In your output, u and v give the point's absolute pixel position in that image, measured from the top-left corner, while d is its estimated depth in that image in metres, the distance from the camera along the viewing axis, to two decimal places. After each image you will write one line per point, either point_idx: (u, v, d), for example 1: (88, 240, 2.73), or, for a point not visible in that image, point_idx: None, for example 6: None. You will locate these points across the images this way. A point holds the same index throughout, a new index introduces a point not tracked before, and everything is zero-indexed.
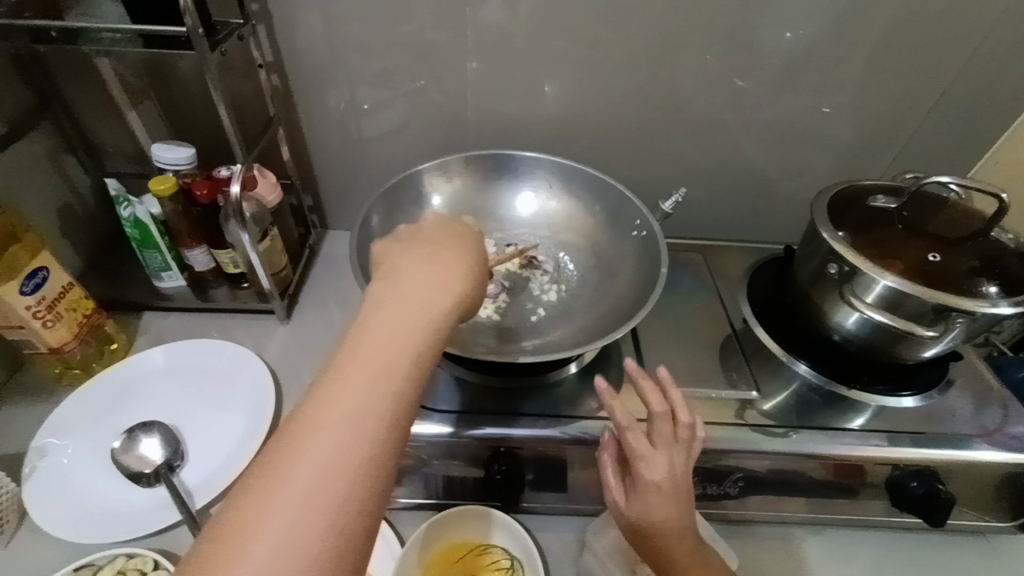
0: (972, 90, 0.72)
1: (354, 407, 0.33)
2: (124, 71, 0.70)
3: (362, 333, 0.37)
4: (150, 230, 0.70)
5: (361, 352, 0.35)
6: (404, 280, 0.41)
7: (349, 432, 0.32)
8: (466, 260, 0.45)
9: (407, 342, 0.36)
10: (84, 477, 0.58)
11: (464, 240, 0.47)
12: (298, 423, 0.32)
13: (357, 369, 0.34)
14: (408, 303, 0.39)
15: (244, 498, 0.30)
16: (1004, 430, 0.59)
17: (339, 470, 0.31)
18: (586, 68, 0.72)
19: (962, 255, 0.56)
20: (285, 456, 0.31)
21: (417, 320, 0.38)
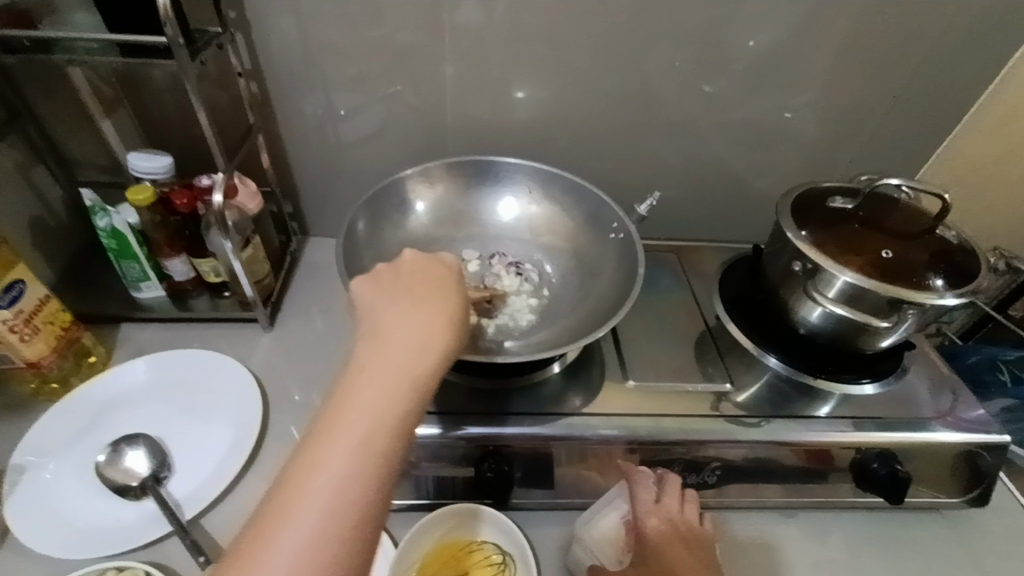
0: (917, 91, 0.78)
1: (340, 470, 0.36)
2: (96, 81, 0.70)
3: (348, 393, 0.40)
4: (129, 241, 0.70)
5: (348, 414, 0.38)
6: (389, 335, 0.43)
7: (336, 496, 0.35)
8: (448, 308, 0.46)
9: (390, 402, 0.39)
10: (67, 492, 0.58)
11: (447, 282, 0.49)
12: (290, 486, 0.36)
13: (343, 433, 0.37)
14: (393, 361, 0.41)
15: (242, 554, 0.34)
16: (956, 412, 0.64)
17: (328, 532, 0.34)
18: (561, 74, 0.74)
19: (913, 251, 0.60)
20: (279, 517, 0.35)
21: (398, 381, 0.40)
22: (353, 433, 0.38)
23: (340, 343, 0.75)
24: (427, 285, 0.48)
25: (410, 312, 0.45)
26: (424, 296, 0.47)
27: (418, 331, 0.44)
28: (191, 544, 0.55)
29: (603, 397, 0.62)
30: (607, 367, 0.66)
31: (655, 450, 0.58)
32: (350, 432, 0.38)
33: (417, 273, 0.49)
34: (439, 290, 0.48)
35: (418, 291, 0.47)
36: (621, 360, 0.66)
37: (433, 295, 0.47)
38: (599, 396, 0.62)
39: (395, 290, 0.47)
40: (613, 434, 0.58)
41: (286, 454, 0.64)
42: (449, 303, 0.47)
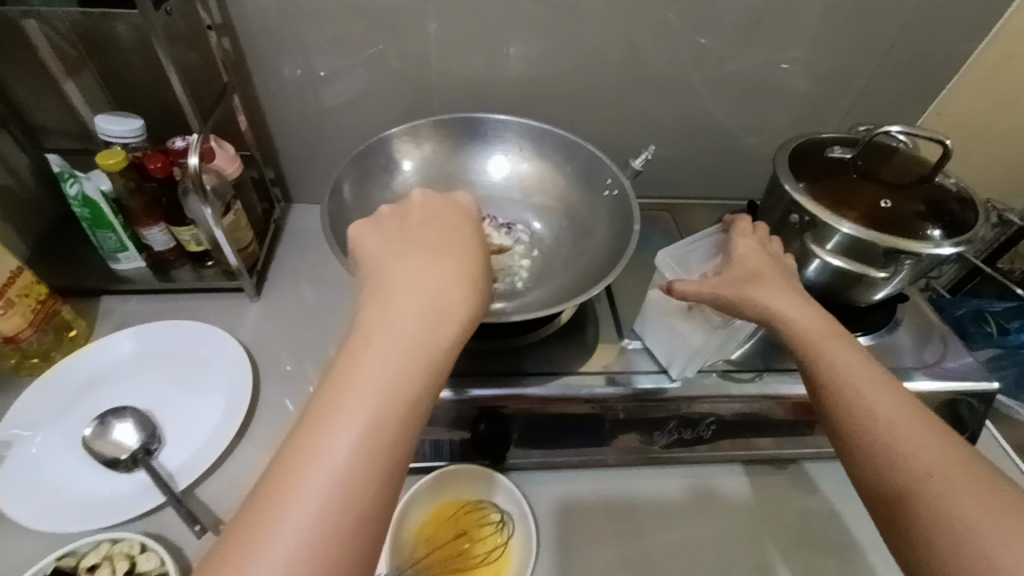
0: (915, 43, 0.76)
1: (352, 434, 0.34)
2: (57, 39, 0.65)
3: (360, 354, 0.37)
4: (103, 210, 0.66)
5: (357, 380, 0.36)
6: (401, 293, 0.40)
7: (350, 462, 0.33)
8: (463, 267, 0.43)
9: (405, 364, 0.37)
10: (56, 466, 0.57)
11: (461, 237, 0.46)
12: (298, 451, 0.34)
13: (355, 396, 0.35)
14: (407, 321, 0.39)
15: (246, 524, 0.32)
16: (944, 361, 0.65)
17: (341, 499, 0.32)
18: (550, 27, 0.71)
19: (909, 201, 0.59)
20: (287, 484, 0.33)
21: (411, 346, 0.38)
22: (366, 394, 0.35)
23: (329, 311, 0.74)
24: (441, 240, 0.45)
25: (423, 267, 0.42)
26: (437, 252, 0.44)
27: (433, 289, 0.41)
28: (187, 514, 0.54)
29: (598, 357, 0.62)
30: (602, 327, 0.65)
31: (651, 408, 0.59)
32: (362, 394, 0.35)
33: (428, 228, 0.46)
34: (453, 246, 0.45)
35: (430, 244, 0.44)
36: (616, 321, 0.66)
37: (447, 251, 0.44)
38: (594, 355, 0.62)
39: (406, 244, 0.44)
40: (610, 392, 0.58)
41: (281, 422, 0.63)
42: (464, 259, 0.44)
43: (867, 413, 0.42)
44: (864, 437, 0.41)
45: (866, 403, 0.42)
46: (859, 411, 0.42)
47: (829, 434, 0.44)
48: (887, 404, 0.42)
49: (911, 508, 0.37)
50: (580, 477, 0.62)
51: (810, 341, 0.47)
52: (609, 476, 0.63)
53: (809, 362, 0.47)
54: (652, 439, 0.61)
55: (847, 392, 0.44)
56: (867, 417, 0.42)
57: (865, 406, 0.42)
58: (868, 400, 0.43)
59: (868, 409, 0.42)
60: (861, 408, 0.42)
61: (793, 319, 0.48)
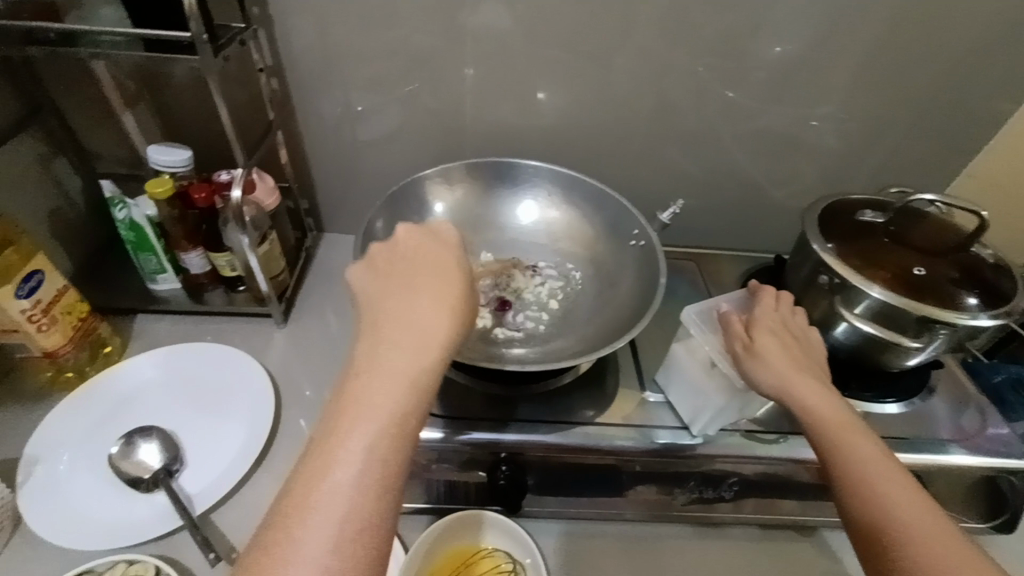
0: (947, 104, 0.76)
1: (356, 465, 0.35)
2: (118, 74, 0.69)
3: (359, 385, 0.39)
4: (147, 234, 0.70)
5: (359, 406, 0.37)
6: (392, 325, 0.42)
7: (356, 490, 0.35)
8: (444, 284, 0.44)
9: (399, 393, 0.38)
10: (80, 485, 0.58)
11: (446, 260, 0.46)
12: (306, 482, 0.35)
13: (356, 427, 0.37)
14: (399, 350, 0.40)
15: (262, 554, 0.33)
16: (982, 434, 0.62)
17: (352, 519, 0.34)
18: (582, 78, 0.73)
19: (941, 267, 0.58)
20: (299, 514, 0.34)
21: (401, 367, 0.39)
22: (366, 424, 0.37)
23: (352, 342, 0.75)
24: (429, 265, 0.46)
25: (410, 294, 0.43)
26: (424, 280, 0.45)
27: (420, 317, 0.42)
28: (203, 540, 0.54)
29: (617, 407, 0.61)
30: (623, 376, 0.65)
31: (673, 463, 0.58)
32: (363, 427, 0.37)
33: (416, 254, 0.47)
34: (439, 271, 0.46)
35: (416, 271, 0.45)
36: (638, 371, 0.65)
37: (433, 276, 0.45)
38: (613, 405, 0.61)
39: (394, 270, 0.46)
40: (629, 444, 0.57)
41: (298, 452, 0.63)
42: (449, 284, 0.44)
43: (884, 514, 0.41)
44: (870, 527, 0.41)
45: (884, 503, 0.41)
46: (875, 511, 0.41)
47: (845, 526, 0.43)
48: (907, 504, 0.41)
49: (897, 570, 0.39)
50: (597, 531, 0.61)
51: (830, 430, 0.46)
52: (627, 533, 0.61)
53: (826, 452, 0.45)
54: (672, 494, 0.59)
55: (864, 486, 0.42)
56: (884, 519, 0.41)
57: (884, 506, 0.41)
58: (887, 500, 0.41)
59: (886, 509, 0.41)
60: (878, 506, 0.41)
61: (814, 406, 0.47)
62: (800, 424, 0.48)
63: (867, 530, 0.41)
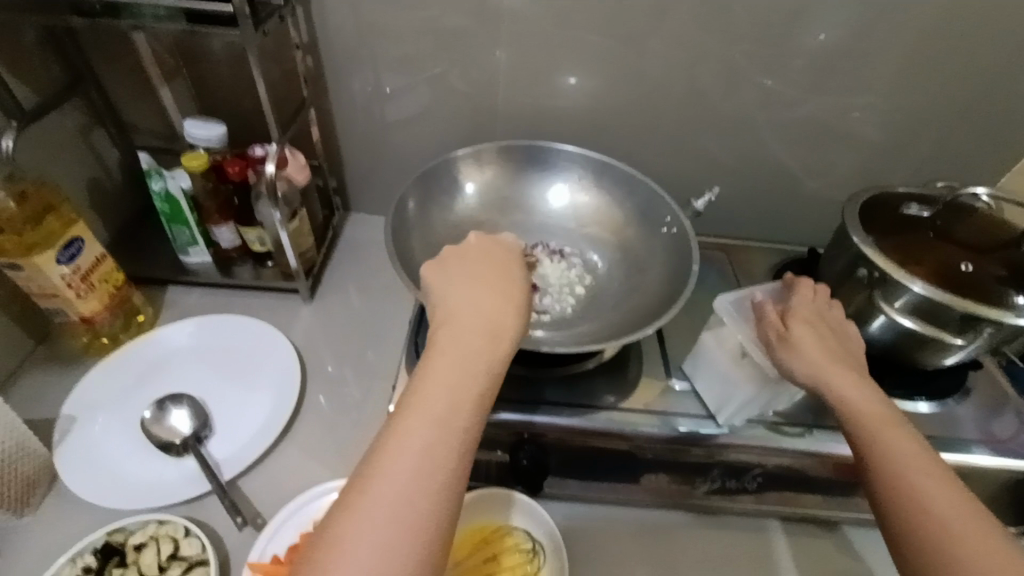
0: (999, 98, 0.73)
1: (416, 456, 0.35)
2: (159, 49, 0.70)
3: (423, 378, 0.39)
4: (182, 206, 0.71)
5: (427, 398, 0.38)
6: (459, 325, 0.42)
7: (416, 479, 0.35)
8: (513, 292, 0.45)
9: (464, 389, 0.39)
10: (113, 446, 0.59)
11: (511, 268, 0.48)
12: (368, 470, 0.35)
13: (419, 418, 0.37)
14: (466, 348, 0.40)
15: (323, 534, 0.34)
16: (1019, 438, 0.61)
17: (416, 508, 0.34)
18: (618, 61, 0.72)
19: (990, 264, 0.56)
20: (358, 497, 0.34)
21: (469, 365, 0.40)
22: (429, 417, 0.37)
23: (377, 319, 0.76)
24: (497, 271, 0.47)
25: (480, 297, 0.44)
26: (489, 284, 0.45)
27: (486, 319, 0.43)
28: (231, 505, 0.56)
29: (640, 394, 0.61)
30: (647, 364, 0.64)
31: (696, 453, 0.57)
32: (429, 420, 0.37)
33: (482, 259, 0.48)
34: (507, 277, 0.47)
35: (485, 276, 0.46)
36: (663, 359, 0.65)
37: (499, 281, 0.46)
38: (636, 390, 0.61)
39: (462, 270, 0.47)
40: (652, 431, 0.57)
41: (323, 425, 0.64)
42: (516, 290, 0.46)
43: (923, 512, 0.39)
44: (906, 524, 0.39)
45: (924, 501, 0.39)
46: (914, 509, 0.40)
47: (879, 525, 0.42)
48: (948, 505, 0.39)
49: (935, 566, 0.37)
50: (616, 516, 0.61)
51: (869, 423, 0.44)
52: (646, 521, 0.60)
53: (860, 445, 0.44)
54: (693, 484, 0.59)
55: (900, 480, 0.41)
56: (923, 518, 0.39)
57: (922, 503, 0.39)
58: (927, 498, 0.40)
59: (924, 508, 0.39)
60: (918, 506, 0.40)
61: (852, 401, 0.46)
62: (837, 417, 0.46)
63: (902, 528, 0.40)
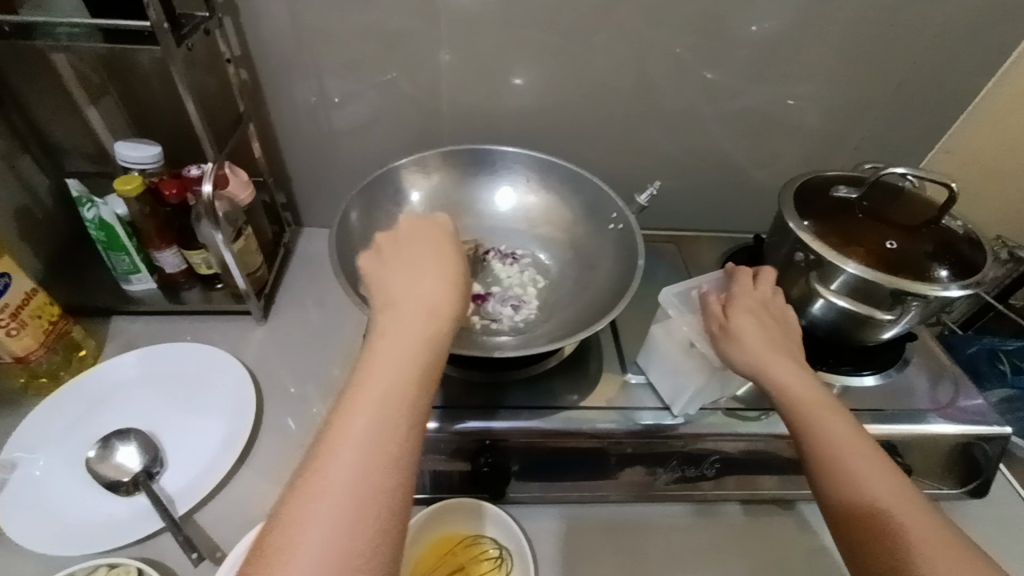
0: (924, 79, 0.76)
1: (357, 460, 0.35)
2: (83, 68, 0.67)
3: (360, 379, 0.39)
4: (117, 233, 0.68)
5: (363, 392, 0.38)
6: (394, 320, 0.42)
7: (359, 484, 0.34)
8: (444, 274, 0.46)
9: (404, 385, 0.39)
10: (58, 489, 0.57)
11: (446, 252, 0.48)
12: (308, 479, 0.35)
13: (357, 419, 0.36)
14: (403, 340, 0.41)
15: (265, 551, 0.33)
16: (957, 403, 0.64)
17: (359, 500, 0.34)
18: (560, 61, 0.72)
19: (917, 241, 0.58)
20: (299, 509, 0.34)
21: (404, 351, 0.40)
22: (369, 417, 0.37)
23: (335, 335, 0.74)
24: (427, 255, 0.47)
25: (411, 284, 0.44)
26: (423, 275, 0.45)
27: (420, 308, 0.43)
28: (185, 541, 0.54)
29: (600, 391, 0.61)
30: (605, 361, 0.65)
31: (655, 444, 0.58)
32: (366, 415, 0.37)
33: (416, 247, 0.48)
34: (439, 259, 0.47)
35: (416, 263, 0.46)
36: (619, 354, 0.66)
37: (434, 267, 0.46)
38: (596, 388, 0.62)
39: (391, 260, 0.47)
40: (612, 427, 0.58)
41: (284, 446, 0.63)
42: (452, 273, 0.46)
43: (856, 490, 0.42)
44: (848, 497, 0.42)
45: (857, 478, 0.42)
46: (848, 487, 0.42)
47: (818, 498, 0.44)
48: (880, 478, 0.42)
49: (875, 532, 0.40)
50: (586, 514, 0.61)
51: (806, 410, 0.46)
52: (613, 514, 0.61)
53: (800, 428, 0.46)
54: (655, 475, 0.60)
55: (837, 455, 0.44)
56: (856, 495, 0.42)
57: (856, 482, 0.42)
58: (861, 477, 0.42)
59: (858, 486, 0.42)
60: (849, 477, 0.42)
61: (788, 383, 0.48)
62: (774, 402, 0.49)
63: (837, 505, 0.42)
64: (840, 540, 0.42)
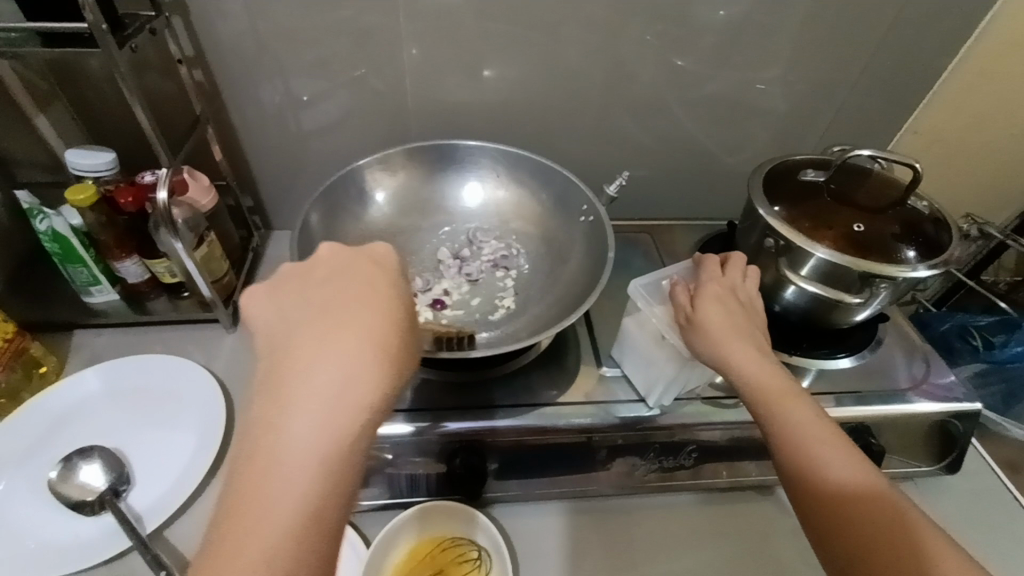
0: (893, 60, 0.76)
1: (268, 536, 0.30)
2: (26, 73, 0.64)
3: (268, 447, 0.33)
4: (73, 244, 0.66)
5: (271, 466, 0.32)
6: (297, 388, 0.34)
7: (267, 572, 0.30)
8: (374, 326, 0.37)
9: (319, 454, 0.33)
10: (19, 512, 0.55)
11: (379, 290, 0.39)
12: (212, 562, 0.30)
13: (269, 492, 0.31)
14: (317, 411, 0.34)
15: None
16: (930, 379, 0.65)
17: None
18: (527, 52, 0.71)
19: (884, 223, 0.59)
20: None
21: (317, 424, 0.33)
22: (276, 509, 0.31)
23: None
24: (353, 300, 0.38)
25: (333, 344, 0.36)
26: (349, 322, 0.37)
27: (346, 362, 0.35)
28: (153, 559, 0.52)
29: (579, 386, 0.61)
30: (582, 355, 0.64)
31: (632, 435, 0.58)
32: (276, 492, 0.32)
33: (341, 284, 0.39)
34: (365, 303, 0.38)
35: (338, 313, 0.37)
36: (595, 348, 0.65)
37: (363, 322, 0.37)
38: (574, 383, 0.61)
39: (312, 304, 0.38)
40: (589, 421, 0.57)
41: None
42: (380, 330, 0.37)
43: (822, 479, 0.41)
44: (816, 494, 0.41)
45: (821, 467, 0.42)
46: (813, 476, 0.42)
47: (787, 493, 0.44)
48: (848, 472, 0.41)
49: (841, 526, 0.40)
50: (569, 507, 0.61)
51: (769, 399, 0.46)
52: (596, 509, 0.61)
53: (766, 420, 0.46)
54: (635, 466, 0.60)
55: (804, 449, 0.43)
56: (822, 486, 0.41)
57: (821, 470, 0.42)
58: (826, 465, 0.42)
59: (825, 475, 0.41)
60: (816, 473, 0.42)
61: (753, 376, 0.47)
62: (739, 393, 0.48)
63: (805, 496, 0.42)
64: (811, 531, 0.41)
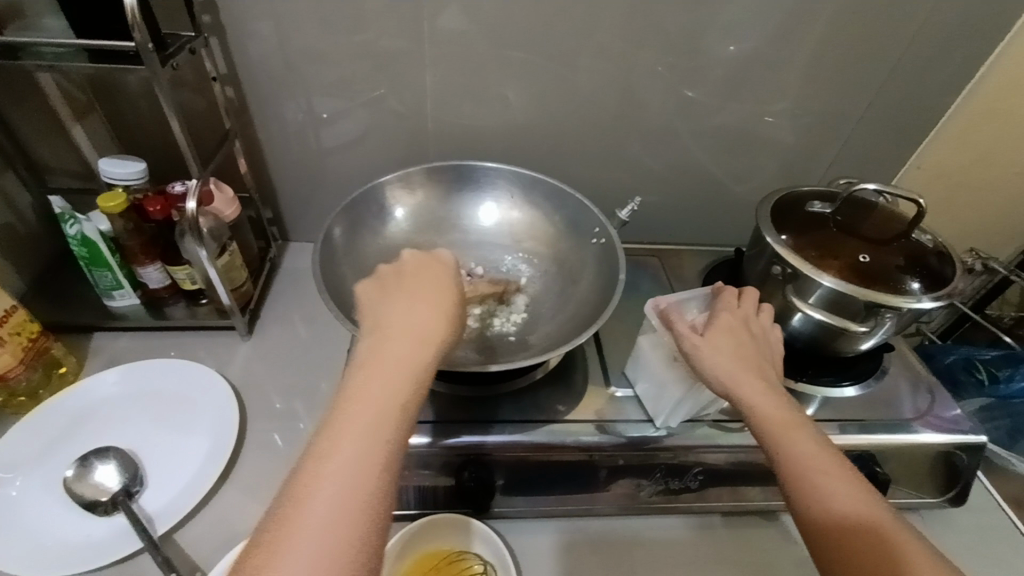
0: (895, 98, 0.79)
1: (360, 441, 0.37)
2: (67, 85, 0.67)
3: (343, 413, 0.38)
4: (100, 249, 0.68)
5: (355, 402, 0.38)
6: (379, 343, 0.42)
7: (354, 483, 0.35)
8: (440, 298, 0.47)
9: (397, 387, 0.40)
10: (33, 510, 0.56)
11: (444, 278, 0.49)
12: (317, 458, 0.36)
13: (353, 420, 0.37)
14: (394, 358, 0.41)
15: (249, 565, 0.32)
16: (934, 411, 0.65)
17: (354, 501, 0.34)
18: (544, 79, 0.74)
19: (890, 255, 0.60)
20: (301, 494, 0.34)
21: (397, 368, 0.41)
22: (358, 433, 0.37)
23: (321, 350, 0.74)
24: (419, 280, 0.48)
25: (407, 309, 0.45)
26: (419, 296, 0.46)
27: (411, 345, 0.43)
28: (164, 561, 0.53)
29: (587, 404, 0.62)
30: (590, 374, 0.65)
31: (637, 455, 0.59)
32: (360, 423, 0.37)
33: (414, 272, 0.49)
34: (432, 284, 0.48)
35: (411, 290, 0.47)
36: (603, 368, 0.66)
37: (431, 296, 0.47)
38: (582, 401, 0.62)
39: (390, 284, 0.47)
40: (596, 440, 0.58)
41: (268, 462, 0.63)
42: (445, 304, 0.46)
43: (824, 508, 0.42)
44: (822, 521, 0.42)
45: (825, 496, 0.42)
46: (816, 504, 0.42)
47: (794, 521, 0.44)
48: (851, 501, 0.42)
49: (848, 555, 0.40)
50: (573, 526, 0.61)
51: (773, 428, 0.47)
52: (601, 529, 0.61)
53: (770, 449, 0.46)
54: (640, 487, 0.60)
55: (807, 479, 0.44)
56: (825, 515, 0.42)
57: (826, 500, 0.42)
58: (831, 495, 0.42)
59: (829, 505, 0.42)
60: (820, 502, 0.42)
61: (759, 404, 0.48)
62: (744, 419, 0.49)
63: (811, 523, 0.42)
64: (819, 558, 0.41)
